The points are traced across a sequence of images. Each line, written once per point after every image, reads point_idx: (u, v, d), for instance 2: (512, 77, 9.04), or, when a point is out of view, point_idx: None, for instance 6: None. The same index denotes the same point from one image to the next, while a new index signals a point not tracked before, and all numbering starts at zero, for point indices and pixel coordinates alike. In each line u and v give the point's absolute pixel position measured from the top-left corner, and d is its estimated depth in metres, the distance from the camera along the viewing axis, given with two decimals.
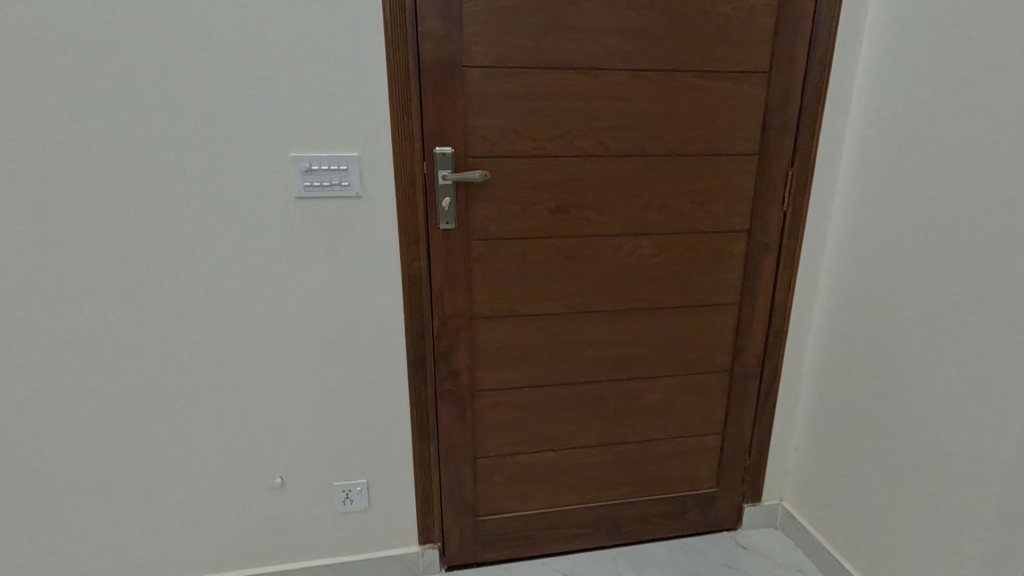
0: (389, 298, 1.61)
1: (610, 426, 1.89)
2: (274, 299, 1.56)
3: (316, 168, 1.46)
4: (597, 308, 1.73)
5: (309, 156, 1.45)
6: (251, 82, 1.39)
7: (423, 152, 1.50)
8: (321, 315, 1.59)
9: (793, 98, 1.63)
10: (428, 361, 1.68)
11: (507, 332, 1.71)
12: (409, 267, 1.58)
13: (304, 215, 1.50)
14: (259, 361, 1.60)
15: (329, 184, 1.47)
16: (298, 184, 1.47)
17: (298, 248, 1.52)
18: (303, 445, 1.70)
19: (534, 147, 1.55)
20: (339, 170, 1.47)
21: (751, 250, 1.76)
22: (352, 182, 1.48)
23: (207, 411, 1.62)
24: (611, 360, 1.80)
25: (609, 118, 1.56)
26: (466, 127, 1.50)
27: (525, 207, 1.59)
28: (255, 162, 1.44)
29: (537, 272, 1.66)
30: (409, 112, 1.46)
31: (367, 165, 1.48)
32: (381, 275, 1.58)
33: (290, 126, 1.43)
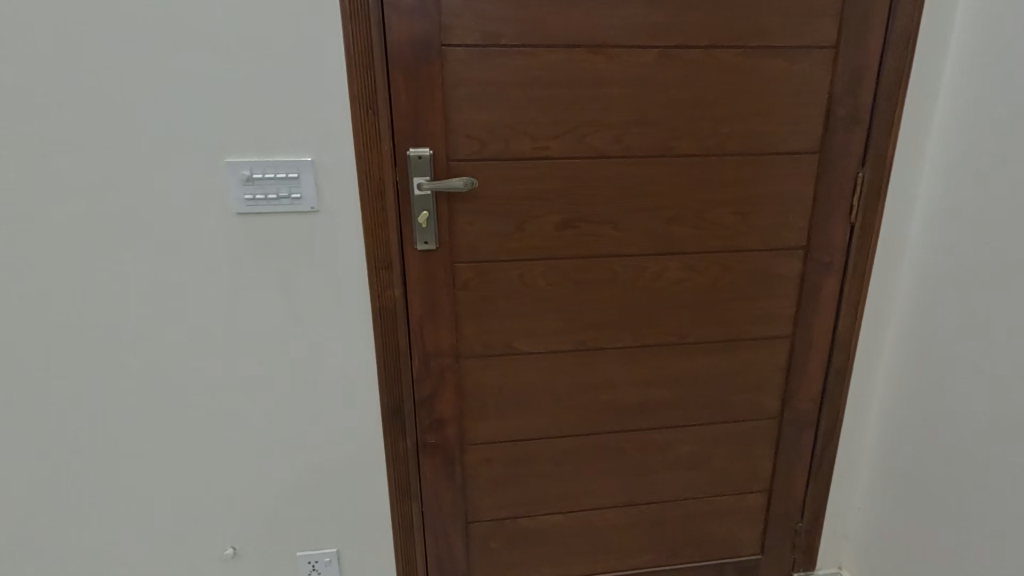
0: (357, 335, 1.31)
1: (630, 483, 1.56)
2: (216, 337, 1.28)
3: (260, 177, 1.17)
4: (614, 345, 1.41)
5: (251, 162, 1.17)
6: (174, 71, 1.11)
7: (394, 154, 1.19)
8: (274, 356, 1.30)
9: (868, 80, 1.27)
10: (407, 410, 1.38)
11: (503, 374, 1.39)
12: (379, 296, 1.28)
13: (249, 236, 1.22)
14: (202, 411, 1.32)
15: (277, 195, 1.19)
16: (239, 196, 1.18)
17: (243, 275, 1.24)
18: (259, 508, 1.41)
19: (534, 148, 1.23)
20: (288, 179, 1.18)
21: (808, 271, 1.41)
22: (305, 194, 1.19)
23: (141, 469, 1.35)
24: (633, 406, 1.47)
25: (630, 109, 1.23)
26: (447, 123, 1.19)
27: (523, 221, 1.27)
28: (184, 171, 1.16)
29: (540, 302, 1.34)
30: (375, 105, 1.16)
31: (324, 173, 1.19)
32: (346, 308, 1.29)
33: (226, 125, 1.14)
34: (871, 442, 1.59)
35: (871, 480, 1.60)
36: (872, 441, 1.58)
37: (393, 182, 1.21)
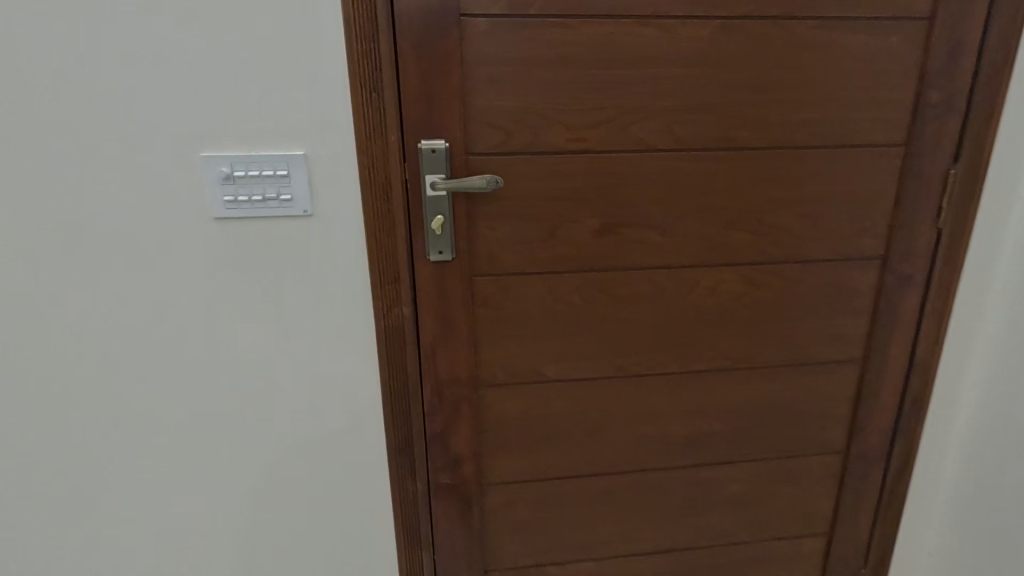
0: (358, 362, 1.11)
1: (672, 525, 1.36)
2: (192, 365, 1.07)
3: (242, 174, 0.97)
4: (657, 371, 1.21)
5: (230, 157, 0.96)
6: (132, 45, 0.90)
7: (402, 146, 0.99)
8: (261, 387, 1.10)
9: (967, 58, 1.06)
10: (417, 445, 1.18)
11: (528, 404, 1.19)
12: (384, 315, 1.08)
13: (230, 245, 1.01)
14: (177, 452, 1.12)
15: (262, 197, 0.98)
16: (218, 198, 0.98)
17: (223, 292, 1.04)
18: (245, 561, 1.21)
19: (569, 140, 1.03)
20: (276, 176, 0.97)
21: (886, 284, 1.20)
22: (296, 195, 0.98)
23: (104, 520, 1.14)
24: (675, 439, 1.28)
25: (682, 94, 1.03)
26: (466, 110, 0.99)
27: (554, 227, 1.08)
28: (148, 168, 0.96)
29: (572, 321, 1.14)
30: (380, 87, 0.96)
31: (318, 170, 0.98)
32: (346, 329, 1.09)
33: (197, 112, 0.94)
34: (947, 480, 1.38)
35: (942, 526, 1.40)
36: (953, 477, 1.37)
37: (401, 180, 1.00)
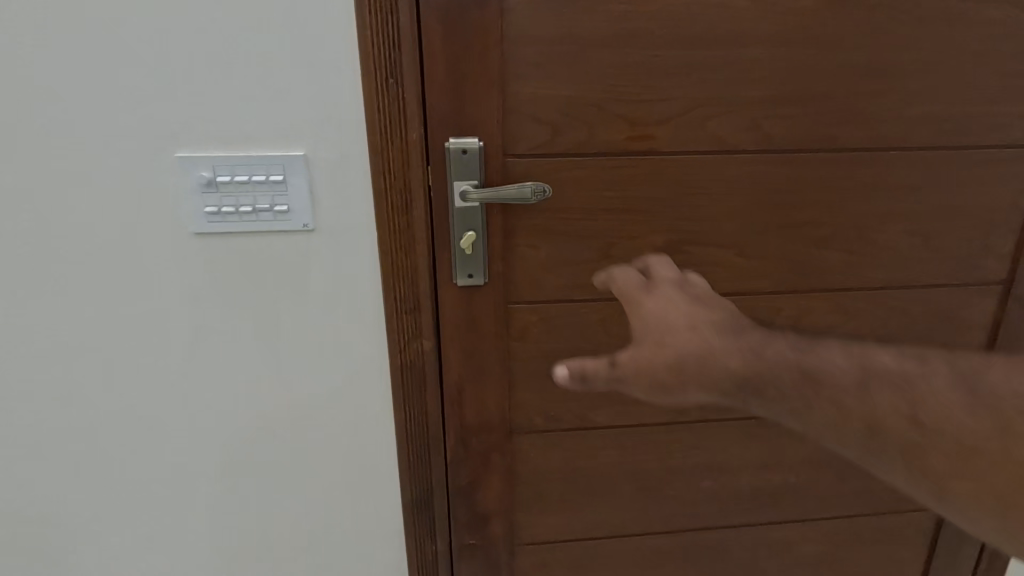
0: (370, 406, 0.91)
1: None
2: (168, 411, 0.88)
3: (226, 180, 0.77)
4: (722, 415, 1.02)
5: (212, 158, 0.76)
6: (83, 14, 0.70)
7: (425, 146, 0.79)
8: (252, 436, 0.91)
9: None
10: (438, 502, 0.99)
11: (571, 452, 1.00)
12: (400, 352, 0.88)
13: (212, 268, 0.82)
14: (153, 512, 0.93)
15: (252, 209, 0.78)
16: (197, 209, 0.78)
17: (204, 323, 0.84)
18: None
19: (632, 138, 0.83)
20: (269, 183, 0.78)
21: (1007, 315, 0.99)
22: (293, 205, 0.79)
23: None
24: (741, 494, 1.08)
25: (774, 81, 0.83)
26: (505, 101, 0.79)
27: (609, 245, 0.88)
28: (109, 172, 0.76)
29: (624, 356, 0.95)
30: (399, 71, 0.76)
31: (321, 175, 0.78)
32: (354, 369, 0.89)
33: (169, 101, 0.74)
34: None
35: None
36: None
37: (424, 188, 0.80)
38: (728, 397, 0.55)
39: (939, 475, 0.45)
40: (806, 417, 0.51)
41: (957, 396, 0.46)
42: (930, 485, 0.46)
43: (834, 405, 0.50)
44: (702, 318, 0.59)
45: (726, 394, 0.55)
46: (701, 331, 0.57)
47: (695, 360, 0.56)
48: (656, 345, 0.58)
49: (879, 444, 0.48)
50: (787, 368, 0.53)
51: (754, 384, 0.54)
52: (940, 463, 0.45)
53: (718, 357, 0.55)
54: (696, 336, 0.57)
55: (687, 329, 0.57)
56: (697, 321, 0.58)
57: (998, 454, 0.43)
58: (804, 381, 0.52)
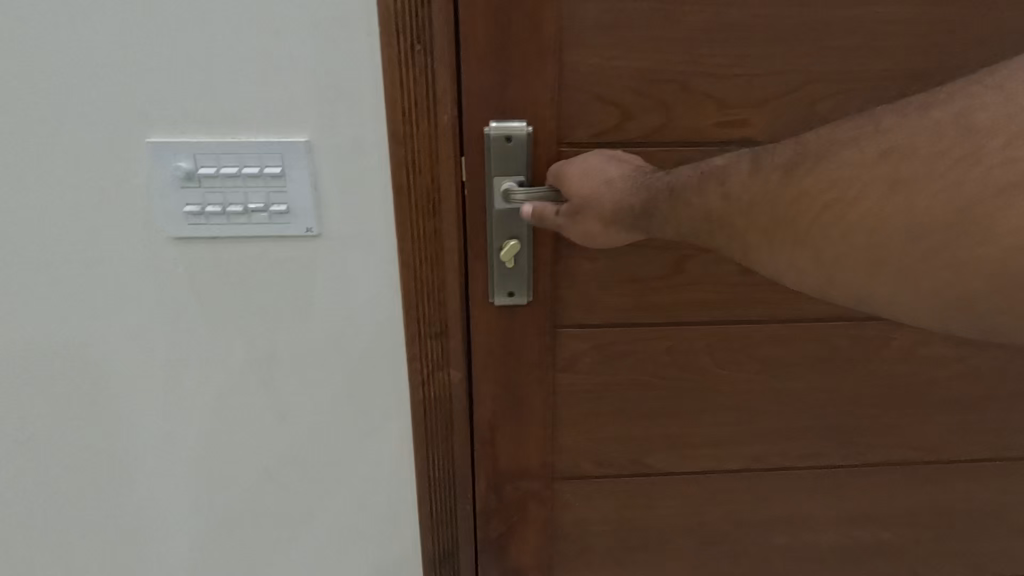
0: (388, 448, 0.75)
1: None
2: (143, 453, 0.73)
3: (209, 173, 0.61)
4: (804, 462, 0.85)
5: (191, 145, 0.60)
6: None
7: (458, 131, 0.62)
8: (244, 483, 0.75)
9: None
10: (465, 559, 0.83)
11: (623, 501, 0.84)
12: (422, 384, 0.71)
13: (193, 282, 0.66)
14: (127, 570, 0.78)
15: (243, 209, 0.62)
16: (172, 210, 0.62)
17: (185, 348, 0.68)
18: None
19: (719, 124, 0.65)
20: (262, 177, 0.61)
21: None
22: (294, 205, 0.63)
23: None
24: (823, 554, 0.90)
25: (913, 51, 0.63)
26: (561, 74, 0.61)
27: (681, 257, 0.71)
28: (63, 163, 0.60)
29: (693, 391, 0.78)
30: (427, 33, 0.58)
31: (328, 167, 0.62)
32: (369, 404, 0.73)
33: (136, 73, 0.58)
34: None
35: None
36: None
37: (456, 185, 0.64)
38: (637, 229, 0.61)
39: (749, 233, 0.54)
40: (673, 221, 0.58)
41: (860, 154, 0.49)
42: (757, 245, 0.54)
43: (692, 211, 0.57)
44: (615, 169, 0.61)
45: (639, 224, 0.60)
46: (616, 186, 0.60)
47: (609, 205, 0.60)
48: (586, 208, 0.61)
49: (745, 211, 0.54)
50: (664, 190, 0.59)
51: (644, 212, 0.60)
52: (754, 235, 0.54)
53: (629, 202, 0.60)
54: (612, 190, 0.60)
55: (602, 183, 0.60)
56: (613, 174, 0.61)
57: (806, 199, 0.51)
58: (672, 198, 0.58)
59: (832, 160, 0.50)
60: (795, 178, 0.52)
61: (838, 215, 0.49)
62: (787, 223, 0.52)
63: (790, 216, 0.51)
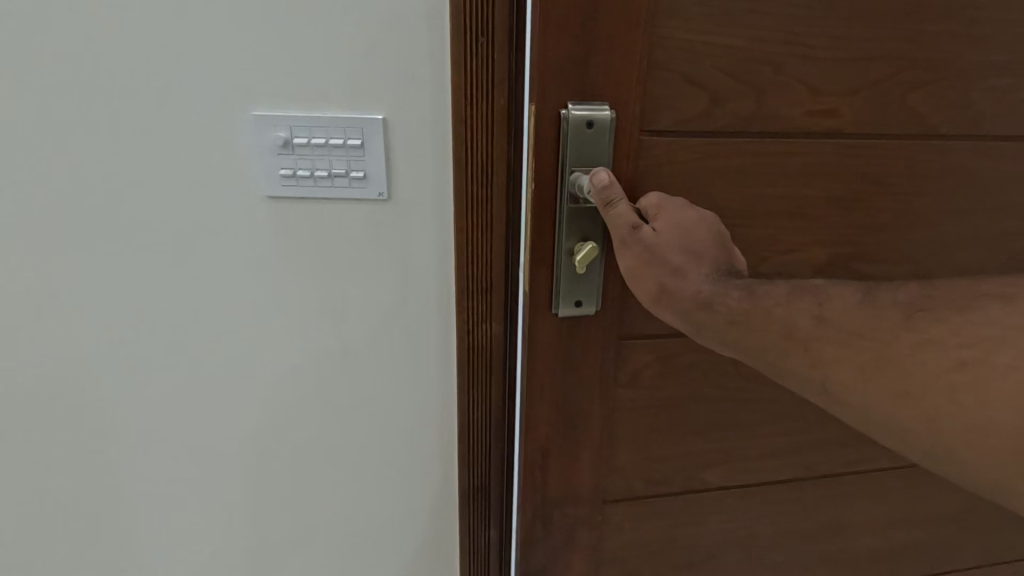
0: (432, 422, 0.69)
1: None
2: (166, 400, 0.67)
3: (305, 140, 0.56)
4: (851, 467, 0.82)
5: (287, 116, 0.56)
6: None
7: (532, 113, 0.53)
8: (279, 453, 0.71)
9: None
10: (497, 505, 0.73)
11: (672, 520, 0.78)
12: (465, 333, 0.62)
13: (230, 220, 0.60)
14: (144, 517, 0.74)
15: (327, 175, 0.57)
16: (266, 173, 0.58)
17: (227, 303, 0.63)
18: None
19: (811, 113, 0.59)
20: (346, 147, 0.56)
21: None
22: (371, 171, 0.57)
23: None
24: (860, 556, 0.88)
25: (1006, 41, 0.59)
26: (650, 51, 0.53)
27: (759, 260, 0.63)
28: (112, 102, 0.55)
29: (756, 400, 0.73)
30: (488, 13, 0.50)
31: (405, 129, 0.56)
32: (412, 366, 0.67)
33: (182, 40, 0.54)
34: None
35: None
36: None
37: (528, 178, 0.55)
38: (696, 321, 0.52)
39: (839, 360, 0.46)
40: (744, 324, 0.50)
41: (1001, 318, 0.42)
42: (853, 378, 0.45)
43: (769, 315, 0.49)
44: (708, 253, 0.54)
45: (700, 316, 0.52)
46: (701, 269, 0.53)
47: (683, 283, 0.52)
48: (646, 271, 0.53)
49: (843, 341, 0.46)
50: (748, 293, 0.51)
51: (715, 303, 0.51)
52: (848, 366, 0.45)
53: (705, 289, 0.52)
54: (695, 270, 0.53)
55: (689, 263, 0.53)
56: (704, 254, 0.54)
57: (920, 347, 0.43)
58: (755, 297, 0.50)
59: (975, 318, 0.43)
60: (915, 325, 0.44)
61: (965, 376, 0.40)
62: (892, 362, 0.44)
63: (901, 357, 0.43)
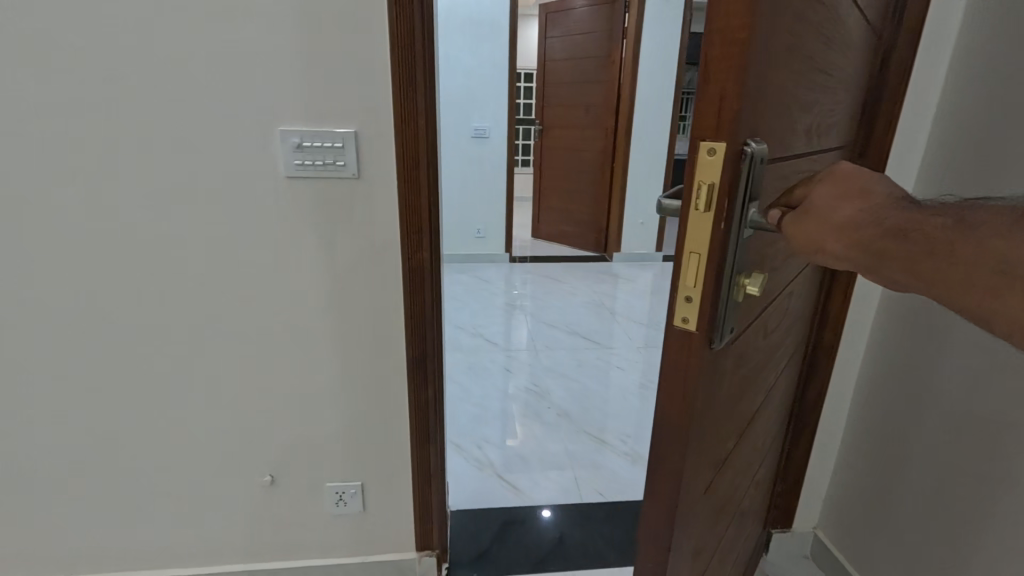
0: (388, 313, 1.10)
1: (746, 543, 1.25)
2: (225, 305, 1.05)
3: (310, 143, 0.96)
4: (770, 388, 1.00)
5: (298, 129, 0.95)
6: (214, 22, 0.88)
7: (716, 150, 0.46)
8: (286, 333, 1.09)
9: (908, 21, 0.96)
10: (432, 367, 1.14)
11: (721, 485, 0.79)
12: (409, 259, 1.05)
13: (273, 192, 0.98)
14: (217, 400, 1.11)
15: (321, 164, 0.97)
16: (286, 161, 0.96)
17: (266, 238, 1.01)
18: (275, 464, 1.18)
19: (812, 143, 0.71)
20: (332, 148, 0.97)
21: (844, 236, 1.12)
22: (348, 162, 0.98)
23: (162, 446, 1.13)
24: (763, 457, 1.13)
25: (846, 91, 0.85)
26: (777, 108, 0.53)
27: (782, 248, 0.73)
28: (207, 131, 0.94)
29: (762, 349, 0.83)
30: (415, 79, 0.94)
31: (365, 139, 0.97)
32: (379, 277, 1.07)
33: (245, 104, 0.93)
34: (846, 462, 1.33)
35: (839, 510, 1.36)
36: (846, 453, 1.33)
37: (706, 218, 0.48)
38: (875, 253, 0.47)
39: None
40: (936, 256, 0.43)
41: None
42: None
43: (980, 247, 0.41)
44: (875, 187, 0.49)
45: (883, 248, 0.46)
46: (868, 203, 0.48)
47: (857, 222, 0.48)
48: (810, 225, 0.49)
49: None
50: (946, 221, 0.44)
51: (903, 233, 0.45)
52: None
53: (885, 215, 0.47)
54: (863, 206, 0.48)
55: (852, 202, 0.48)
56: (870, 189, 0.49)
57: None
58: (960, 225, 0.43)
59: None
60: None
61: None
62: None
63: None
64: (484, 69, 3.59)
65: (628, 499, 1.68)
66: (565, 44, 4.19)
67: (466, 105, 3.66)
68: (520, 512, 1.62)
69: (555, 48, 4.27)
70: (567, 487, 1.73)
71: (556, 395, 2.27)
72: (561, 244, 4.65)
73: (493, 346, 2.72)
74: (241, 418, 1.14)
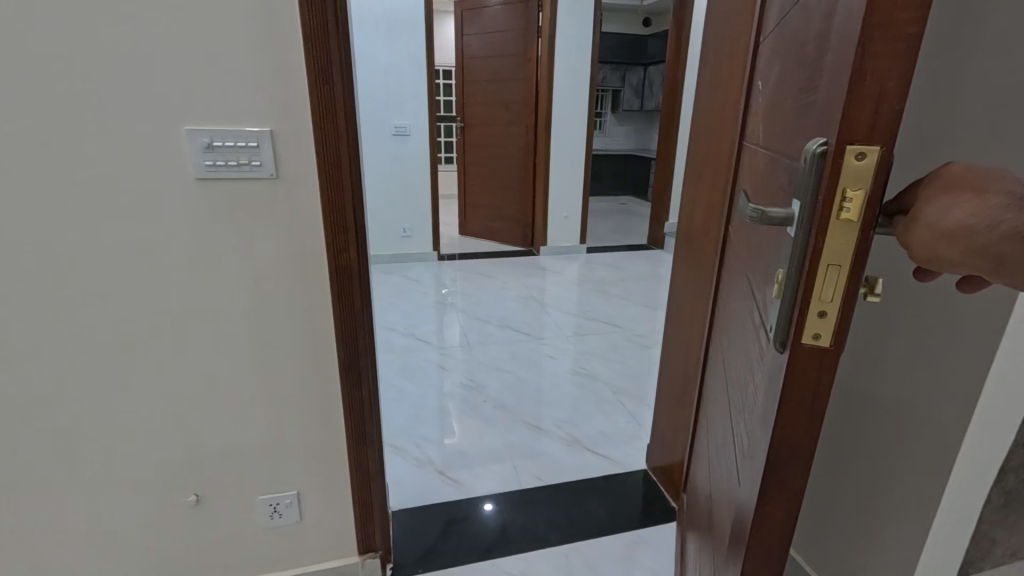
0: (318, 315, 1.07)
1: None
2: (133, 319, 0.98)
3: (221, 143, 0.92)
4: None
5: (208, 129, 0.91)
6: (103, 15, 0.82)
7: (867, 154, 0.39)
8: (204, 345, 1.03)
9: None
10: (366, 365, 1.13)
11: None
12: (335, 259, 1.03)
13: (183, 195, 0.93)
14: (128, 422, 1.04)
15: (236, 166, 0.93)
16: (196, 162, 0.92)
17: (176, 245, 0.96)
18: (198, 484, 1.12)
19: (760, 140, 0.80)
20: (246, 148, 0.93)
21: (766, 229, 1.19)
22: (264, 162, 0.95)
23: (65, 475, 1.04)
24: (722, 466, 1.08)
25: None
26: None
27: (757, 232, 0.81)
28: (103, 133, 0.87)
29: None
30: (331, 77, 0.93)
31: (282, 138, 0.95)
32: (306, 279, 1.04)
33: (148, 102, 0.87)
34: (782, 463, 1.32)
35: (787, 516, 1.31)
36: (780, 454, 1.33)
37: (852, 230, 0.41)
38: (997, 256, 0.43)
39: None
40: None
41: None
42: None
43: None
44: (994, 185, 0.43)
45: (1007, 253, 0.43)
46: (992, 203, 0.42)
47: (984, 227, 0.42)
48: (933, 233, 0.43)
49: None
50: None
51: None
52: None
53: (1005, 216, 0.42)
54: (988, 208, 0.42)
55: (978, 204, 0.42)
56: (989, 189, 0.43)
57: None
58: None
59: None
60: None
61: None
62: None
63: None
64: (402, 65, 3.54)
65: (565, 481, 1.75)
66: (482, 42, 4.21)
67: (385, 103, 3.59)
68: (461, 507, 1.64)
69: (472, 46, 4.29)
70: (508, 476, 1.77)
71: (491, 389, 2.31)
72: (490, 240, 4.69)
73: (425, 346, 2.70)
74: (157, 438, 1.07)
